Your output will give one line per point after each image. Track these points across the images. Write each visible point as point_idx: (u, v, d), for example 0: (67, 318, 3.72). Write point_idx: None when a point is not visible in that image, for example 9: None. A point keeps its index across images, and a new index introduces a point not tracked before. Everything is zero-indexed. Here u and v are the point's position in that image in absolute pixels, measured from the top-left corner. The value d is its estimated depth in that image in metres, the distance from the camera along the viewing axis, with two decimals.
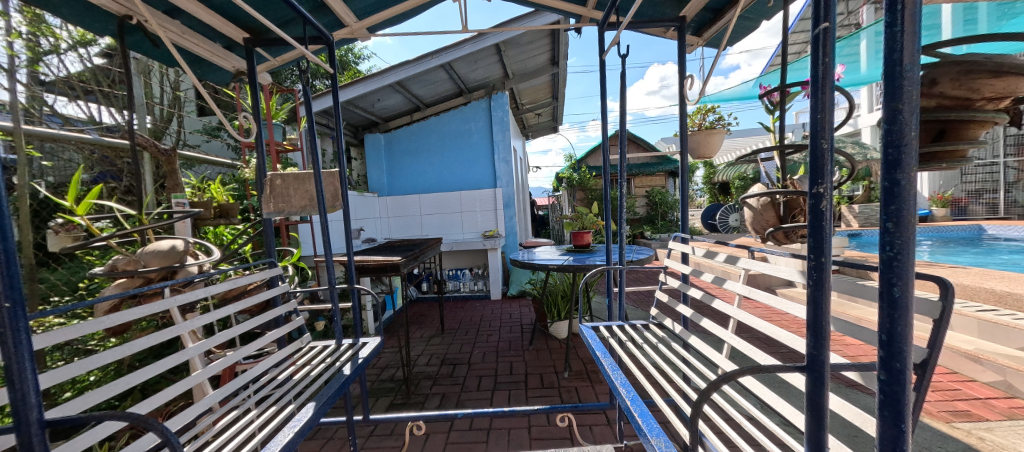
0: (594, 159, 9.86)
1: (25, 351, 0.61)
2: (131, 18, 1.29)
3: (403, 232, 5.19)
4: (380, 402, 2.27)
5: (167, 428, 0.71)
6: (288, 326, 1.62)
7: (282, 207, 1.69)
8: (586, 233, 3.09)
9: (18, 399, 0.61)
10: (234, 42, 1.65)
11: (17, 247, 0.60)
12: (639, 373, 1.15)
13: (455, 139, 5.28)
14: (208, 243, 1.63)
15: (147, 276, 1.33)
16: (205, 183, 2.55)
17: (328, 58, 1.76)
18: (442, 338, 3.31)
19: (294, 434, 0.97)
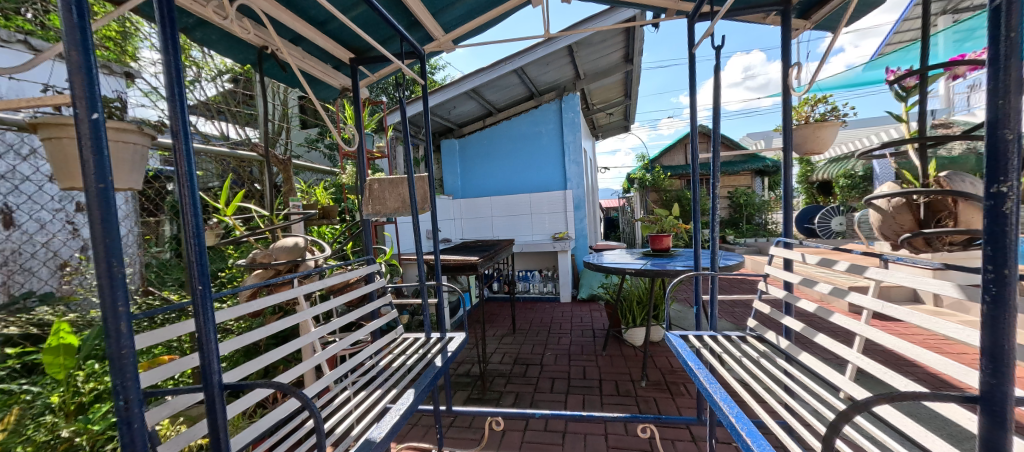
0: (669, 158, 9.33)
1: (210, 324, 0.75)
2: (266, 48, 1.51)
3: (475, 233, 5.40)
4: (458, 395, 2.38)
5: (306, 396, 0.83)
6: (383, 318, 1.77)
7: (379, 209, 1.85)
8: (665, 236, 2.93)
9: (206, 364, 0.75)
10: (341, 62, 1.85)
11: (207, 243, 0.74)
12: (740, 389, 1.06)
13: (525, 142, 5.36)
14: (321, 241, 1.85)
15: (277, 268, 1.54)
16: (313, 188, 2.89)
17: (419, 70, 1.90)
18: (514, 338, 3.38)
19: (398, 416, 1.06)
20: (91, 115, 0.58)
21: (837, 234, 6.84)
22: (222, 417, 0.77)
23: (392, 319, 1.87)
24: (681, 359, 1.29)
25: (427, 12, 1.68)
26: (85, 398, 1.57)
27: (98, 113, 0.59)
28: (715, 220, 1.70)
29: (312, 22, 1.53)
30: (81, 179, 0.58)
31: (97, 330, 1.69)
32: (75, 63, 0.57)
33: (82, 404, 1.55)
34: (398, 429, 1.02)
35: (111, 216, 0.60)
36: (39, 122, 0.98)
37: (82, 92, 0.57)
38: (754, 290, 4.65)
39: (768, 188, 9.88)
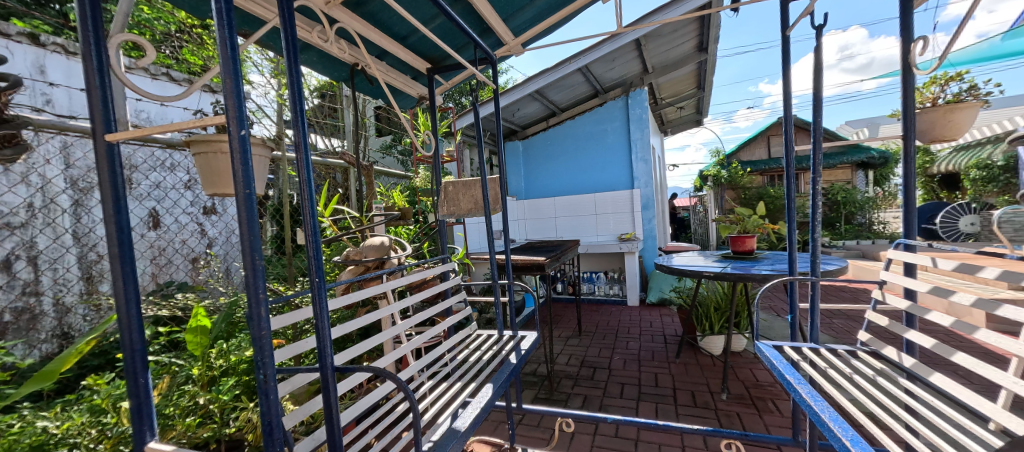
0: (748, 153, 8.55)
1: (324, 312, 0.85)
2: (357, 65, 1.66)
3: (538, 233, 5.43)
4: (526, 393, 2.41)
5: (401, 381, 0.90)
6: (458, 315, 1.85)
7: (453, 210, 1.94)
8: (749, 237, 2.72)
9: (321, 347, 0.84)
10: (419, 72, 1.97)
11: (321, 241, 0.84)
12: (854, 409, 0.93)
13: (590, 141, 5.29)
14: (402, 241, 1.98)
15: (367, 264, 1.69)
16: (391, 191, 3.12)
17: (491, 75, 1.96)
18: (580, 340, 3.34)
19: (479, 409, 1.10)
20: (240, 131, 0.69)
21: (968, 236, 5.76)
22: (333, 395, 0.86)
23: (467, 315, 1.96)
24: (776, 371, 1.18)
25: (498, 17, 1.72)
26: (215, 372, 1.85)
27: (244, 129, 0.70)
28: (814, 220, 1.53)
29: (395, 37, 1.65)
30: (233, 186, 0.69)
31: (223, 315, 1.98)
32: (229, 91, 0.68)
33: (213, 377, 1.83)
34: (479, 421, 1.07)
35: (253, 216, 0.70)
36: (192, 137, 1.10)
37: (235, 113, 0.68)
38: (857, 300, 4.09)
39: (872, 183, 8.64)
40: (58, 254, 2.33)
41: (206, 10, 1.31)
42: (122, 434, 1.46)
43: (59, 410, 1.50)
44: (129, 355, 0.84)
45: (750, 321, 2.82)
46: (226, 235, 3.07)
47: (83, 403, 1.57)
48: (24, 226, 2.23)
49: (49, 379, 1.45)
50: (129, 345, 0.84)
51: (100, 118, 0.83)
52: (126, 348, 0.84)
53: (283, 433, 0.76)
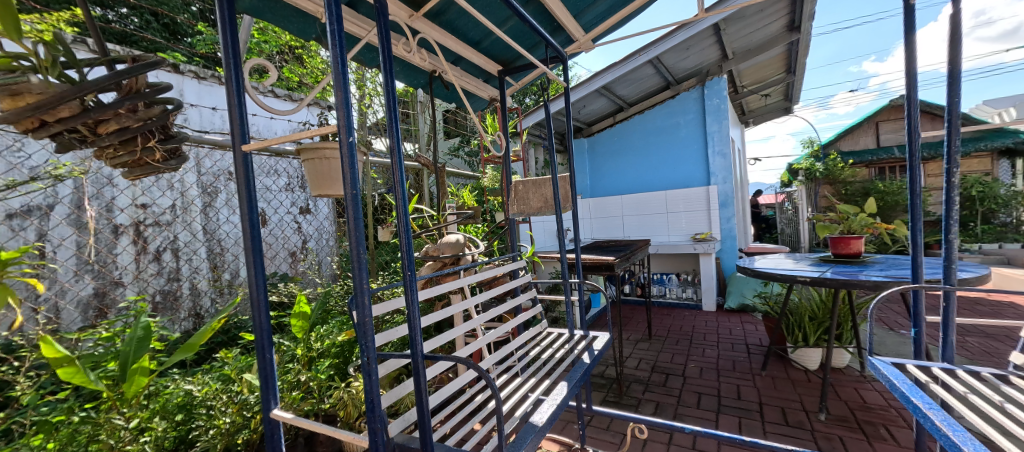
0: (848, 142, 7.50)
1: (415, 302, 0.91)
2: (434, 72, 1.76)
3: (604, 233, 5.31)
4: (595, 395, 2.38)
5: (484, 372, 0.94)
6: (528, 312, 1.87)
7: (524, 209, 1.97)
8: (854, 238, 2.42)
9: (412, 334, 0.90)
10: (490, 75, 2.03)
11: (412, 236, 0.90)
12: (1009, 443, 0.77)
13: (661, 136, 5.05)
14: (476, 239, 2.06)
15: (444, 261, 1.79)
16: (461, 190, 3.25)
17: (561, 73, 1.95)
18: (650, 344, 3.20)
19: (555, 407, 1.11)
20: (349, 138, 0.77)
21: None
22: (422, 381, 0.92)
23: (537, 312, 1.98)
24: (896, 392, 1.02)
25: (569, 14, 1.71)
26: (314, 354, 2.09)
27: (351, 136, 0.78)
28: (949, 219, 1.29)
29: (469, 43, 1.72)
30: (343, 188, 0.78)
31: (319, 303, 2.23)
32: (339, 104, 0.77)
33: (312, 358, 2.07)
34: (556, 417, 1.08)
35: (358, 214, 0.79)
36: (302, 145, 1.23)
37: (344, 122, 0.77)
38: (1001, 316, 3.38)
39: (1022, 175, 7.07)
40: (194, 247, 2.80)
41: (310, 31, 1.47)
42: (245, 401, 1.73)
43: (198, 376, 1.81)
44: (259, 334, 1.00)
45: (854, 333, 2.49)
46: (319, 233, 3.45)
47: (215, 372, 1.87)
48: (171, 223, 2.71)
49: (190, 351, 1.75)
50: (258, 326, 0.99)
51: (237, 131, 0.98)
52: (256, 328, 1.00)
53: (382, 411, 0.85)
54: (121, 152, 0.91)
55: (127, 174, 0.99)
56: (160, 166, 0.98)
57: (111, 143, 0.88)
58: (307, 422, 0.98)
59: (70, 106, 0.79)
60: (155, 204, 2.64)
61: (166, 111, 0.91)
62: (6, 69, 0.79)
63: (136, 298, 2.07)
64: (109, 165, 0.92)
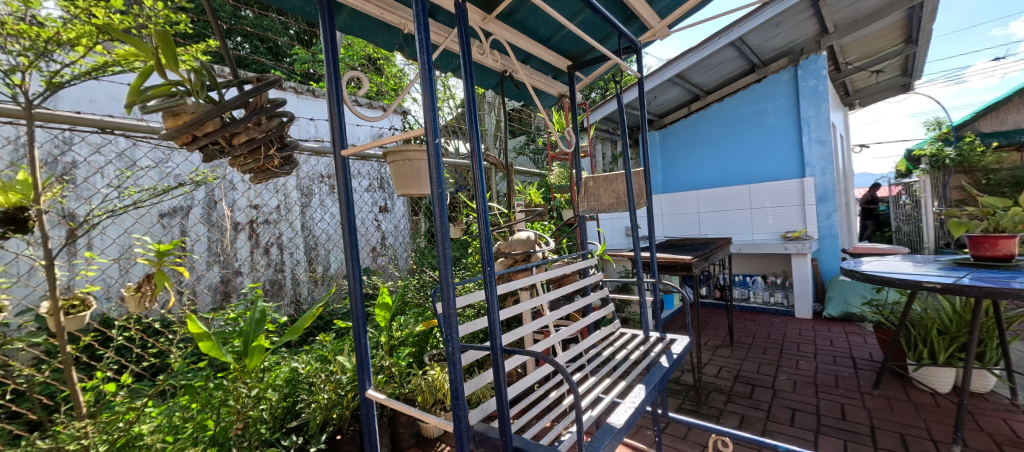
0: (992, 122, 6.19)
1: (494, 296, 0.93)
2: (506, 73, 1.80)
3: (679, 231, 5.03)
4: (670, 401, 2.26)
5: (562, 368, 0.93)
6: (600, 311, 1.83)
7: (595, 205, 1.92)
8: (1003, 239, 2.00)
9: (492, 328, 0.93)
10: (559, 71, 2.01)
11: (492, 233, 0.92)
12: None
13: (744, 125, 4.63)
14: (546, 236, 2.07)
15: (515, 257, 1.83)
16: (528, 188, 3.27)
17: (634, 63, 1.87)
18: (731, 351, 2.96)
19: (633, 410, 1.07)
20: (435, 139, 0.82)
21: None
22: (502, 374, 0.94)
23: (609, 312, 1.93)
24: None
25: (644, 1, 1.64)
26: (395, 342, 2.26)
27: (436, 138, 0.83)
28: None
29: (539, 40, 1.73)
30: (429, 188, 0.83)
31: (399, 295, 2.39)
32: (426, 108, 0.82)
33: (394, 345, 2.24)
34: (634, 422, 1.04)
35: (444, 211, 0.83)
36: (389, 149, 1.33)
37: (431, 126, 0.82)
38: None
39: None
40: (296, 242, 3.19)
41: (394, 43, 1.58)
42: (339, 381, 1.93)
43: (301, 356, 2.06)
44: (356, 321, 1.11)
45: (1002, 352, 2.06)
46: (396, 229, 3.71)
47: (316, 353, 2.12)
48: (278, 221, 3.11)
49: (295, 334, 1.99)
50: (356, 313, 1.11)
51: (338, 138, 1.09)
52: (355, 315, 1.11)
53: (465, 399, 0.89)
54: (249, 160, 1.07)
55: (252, 179, 1.16)
56: (277, 171, 1.13)
57: (242, 153, 1.03)
58: (396, 403, 1.06)
59: (212, 122, 0.93)
60: (265, 204, 3.05)
61: (282, 123, 1.04)
62: (168, 94, 0.96)
63: (252, 286, 2.40)
64: (239, 172, 1.08)
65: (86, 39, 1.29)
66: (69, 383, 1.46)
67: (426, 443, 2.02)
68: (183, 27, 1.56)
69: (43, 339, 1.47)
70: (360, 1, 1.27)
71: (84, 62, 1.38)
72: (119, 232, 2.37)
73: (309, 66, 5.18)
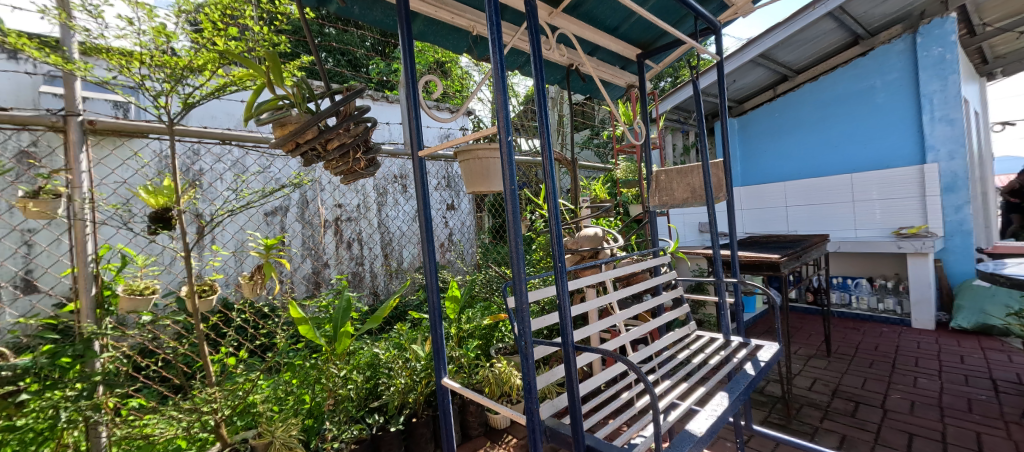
0: None
1: (566, 291, 0.92)
2: (572, 67, 1.78)
3: (761, 227, 4.58)
4: (754, 413, 2.08)
5: (638, 368, 0.90)
6: (675, 312, 1.74)
7: (667, 200, 1.82)
8: None
9: (564, 323, 0.92)
10: (627, 60, 1.94)
11: (563, 229, 0.92)
12: None
13: (845, 107, 4.10)
14: (614, 232, 2.02)
15: (582, 253, 1.81)
16: (593, 183, 3.20)
17: (713, 45, 1.74)
18: (827, 362, 2.63)
19: (715, 419, 1.00)
20: (507, 137, 0.84)
21: None
22: (574, 371, 0.93)
23: (684, 312, 1.81)
24: None
25: None
26: (464, 333, 2.36)
27: (509, 136, 0.84)
28: None
29: (607, 30, 1.68)
30: (502, 185, 0.85)
31: (467, 289, 2.49)
32: (498, 107, 0.84)
33: (462, 336, 2.33)
34: (717, 431, 0.97)
35: (517, 208, 0.84)
36: (460, 148, 1.39)
37: (503, 123, 0.84)
38: None
39: None
40: (374, 237, 3.46)
41: (463, 45, 1.63)
42: (413, 368, 2.06)
43: (381, 342, 2.24)
44: (433, 312, 1.17)
45: None
46: (462, 226, 3.86)
47: (394, 340, 2.29)
48: (359, 218, 3.40)
49: (376, 322, 2.17)
50: (433, 305, 1.17)
51: (414, 140, 1.16)
52: (432, 306, 1.17)
53: (538, 393, 0.89)
54: (340, 164, 1.18)
55: (343, 180, 1.27)
56: (363, 172, 1.23)
57: (334, 157, 1.14)
58: (469, 392, 1.09)
59: (311, 131, 1.05)
60: (348, 203, 3.36)
61: (366, 127, 1.12)
62: (276, 108, 1.09)
63: (339, 277, 2.66)
64: (332, 175, 1.21)
65: (211, 64, 1.53)
66: (202, 355, 1.74)
67: (493, 433, 2.07)
68: (284, 47, 1.76)
69: (184, 317, 1.76)
70: (433, 8, 1.33)
71: (211, 84, 1.63)
72: (236, 228, 2.77)
73: (384, 74, 5.57)
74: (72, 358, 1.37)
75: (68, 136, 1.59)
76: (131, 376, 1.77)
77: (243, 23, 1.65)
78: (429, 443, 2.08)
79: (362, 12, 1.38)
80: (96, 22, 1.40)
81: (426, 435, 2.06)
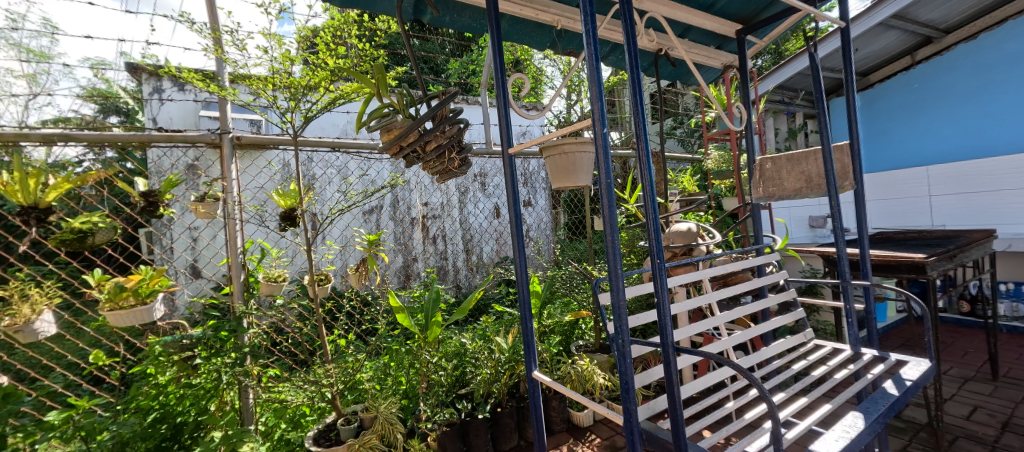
0: None
1: (665, 289, 0.88)
2: (660, 51, 1.67)
3: (893, 221, 3.83)
4: (889, 440, 1.77)
5: (752, 374, 0.81)
6: (788, 316, 1.56)
7: (774, 191, 1.61)
8: None
9: (662, 320, 0.88)
10: (725, 38, 1.76)
11: (661, 224, 0.86)
12: None
13: (1019, 69, 3.25)
14: (710, 229, 1.88)
15: (674, 250, 1.72)
16: (680, 175, 2.99)
17: (834, 10, 1.50)
18: (994, 388, 2.13)
19: (847, 441, 0.87)
20: (602, 129, 0.82)
21: None
22: (675, 373, 0.88)
23: (797, 318, 1.60)
24: None
25: None
26: (544, 329, 2.37)
27: (604, 128, 0.82)
28: None
29: (701, 8, 1.55)
30: (596, 178, 0.83)
31: (547, 285, 2.51)
32: (593, 98, 0.83)
33: (544, 331, 2.35)
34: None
35: (612, 201, 0.81)
36: (546, 144, 1.39)
37: (598, 116, 0.82)
38: None
39: None
40: (457, 233, 3.65)
41: (546, 40, 1.63)
42: (498, 359, 2.13)
43: (466, 333, 2.36)
44: (523, 305, 1.20)
45: None
46: (539, 221, 3.89)
47: (479, 331, 2.40)
48: (444, 215, 3.62)
49: (462, 313, 2.28)
50: (523, 299, 1.19)
51: (505, 138, 1.19)
52: (522, 300, 1.20)
53: (636, 394, 0.86)
54: (436, 164, 1.26)
55: (438, 179, 1.35)
56: (456, 172, 1.29)
57: (432, 158, 1.22)
58: (561, 387, 1.10)
59: (411, 134, 1.13)
60: (434, 201, 3.59)
61: (458, 128, 1.18)
62: (383, 116, 1.21)
63: (428, 271, 2.86)
64: (429, 174, 1.29)
65: (325, 82, 1.74)
66: (320, 335, 2.00)
67: (576, 430, 2.05)
68: (383, 60, 1.94)
69: (307, 302, 2.04)
70: (519, 7, 1.35)
71: (324, 99, 1.85)
72: (343, 225, 3.14)
73: (462, 78, 5.83)
74: (228, 332, 1.67)
75: (222, 150, 1.93)
76: (269, 349, 2.11)
77: (350, 43, 1.85)
78: (513, 433, 2.12)
79: (453, 20, 1.46)
80: (242, 54, 1.69)
81: (510, 425, 2.10)
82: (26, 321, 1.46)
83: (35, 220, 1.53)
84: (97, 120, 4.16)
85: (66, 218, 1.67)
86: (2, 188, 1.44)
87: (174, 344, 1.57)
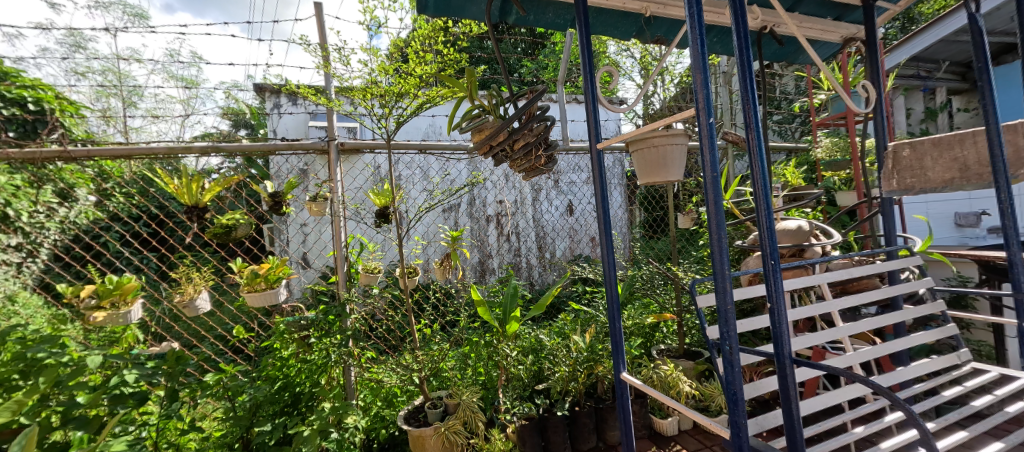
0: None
1: (781, 295, 0.79)
2: (765, 29, 1.50)
3: None
4: None
5: (895, 398, 0.70)
6: (934, 332, 1.31)
7: (913, 183, 1.31)
8: None
9: (777, 329, 0.79)
10: (847, 7, 1.53)
11: (775, 222, 0.77)
12: None
13: None
14: (826, 229, 1.65)
15: (781, 251, 1.54)
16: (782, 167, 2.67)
17: None
18: None
19: None
20: (708, 119, 0.75)
21: None
22: (792, 388, 0.79)
23: (946, 335, 1.33)
24: None
25: None
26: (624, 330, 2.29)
27: (710, 119, 0.76)
28: None
29: None
30: (701, 172, 0.78)
31: (626, 284, 2.42)
32: (697, 88, 0.77)
33: None
34: None
35: (718, 196, 0.76)
36: (633, 138, 1.34)
37: (702, 105, 0.76)
38: None
39: None
40: (532, 230, 3.69)
41: (632, 29, 1.57)
42: (576, 357, 2.11)
43: (543, 330, 2.36)
44: (612, 305, 1.17)
45: None
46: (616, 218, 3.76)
47: (556, 329, 2.40)
48: (520, 213, 3.68)
49: (540, 310, 2.29)
50: (611, 298, 1.16)
51: (593, 133, 1.17)
52: (611, 299, 1.17)
53: (745, 406, 0.80)
54: (524, 162, 1.27)
55: (525, 177, 1.37)
56: (543, 169, 1.30)
57: (520, 156, 1.24)
58: (653, 391, 1.04)
59: (501, 133, 1.16)
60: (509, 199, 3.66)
61: (546, 125, 1.18)
62: (473, 117, 1.26)
63: (506, 267, 2.94)
64: (517, 172, 1.31)
65: (414, 88, 1.87)
66: (410, 323, 2.17)
67: (660, 438, 1.95)
68: (467, 64, 2.03)
69: (398, 292, 2.22)
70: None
71: (414, 104, 1.99)
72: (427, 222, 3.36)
73: (535, 75, 5.84)
74: (335, 316, 1.89)
75: (330, 155, 2.18)
76: (367, 333, 2.34)
77: (437, 50, 1.96)
78: (591, 434, 2.08)
79: (537, 18, 1.47)
80: (346, 68, 1.89)
81: (589, 425, 2.07)
82: (191, 298, 1.80)
83: (196, 217, 1.88)
84: (230, 133, 4.96)
85: (217, 215, 2.02)
86: (175, 191, 1.79)
87: (295, 324, 1.82)
